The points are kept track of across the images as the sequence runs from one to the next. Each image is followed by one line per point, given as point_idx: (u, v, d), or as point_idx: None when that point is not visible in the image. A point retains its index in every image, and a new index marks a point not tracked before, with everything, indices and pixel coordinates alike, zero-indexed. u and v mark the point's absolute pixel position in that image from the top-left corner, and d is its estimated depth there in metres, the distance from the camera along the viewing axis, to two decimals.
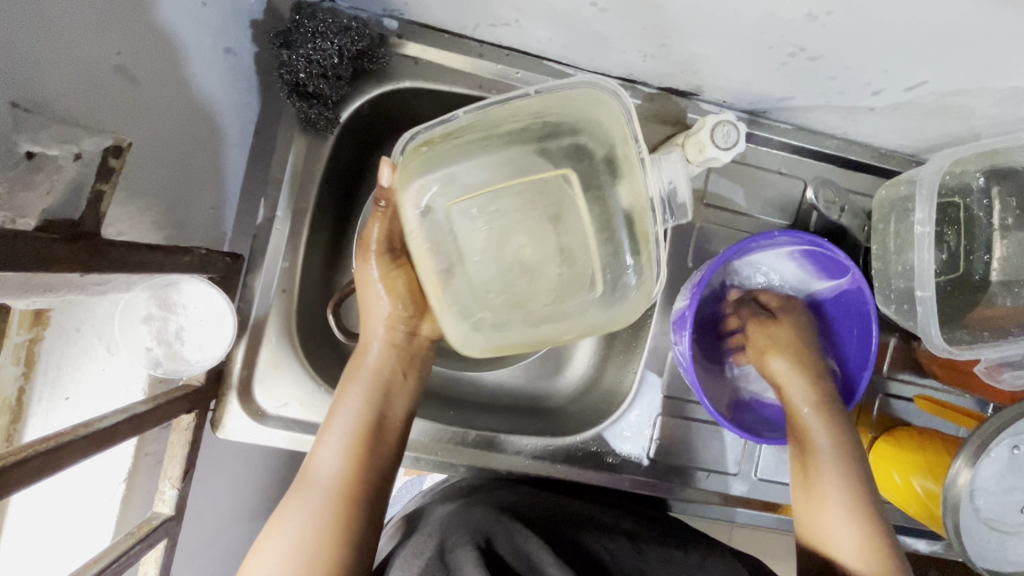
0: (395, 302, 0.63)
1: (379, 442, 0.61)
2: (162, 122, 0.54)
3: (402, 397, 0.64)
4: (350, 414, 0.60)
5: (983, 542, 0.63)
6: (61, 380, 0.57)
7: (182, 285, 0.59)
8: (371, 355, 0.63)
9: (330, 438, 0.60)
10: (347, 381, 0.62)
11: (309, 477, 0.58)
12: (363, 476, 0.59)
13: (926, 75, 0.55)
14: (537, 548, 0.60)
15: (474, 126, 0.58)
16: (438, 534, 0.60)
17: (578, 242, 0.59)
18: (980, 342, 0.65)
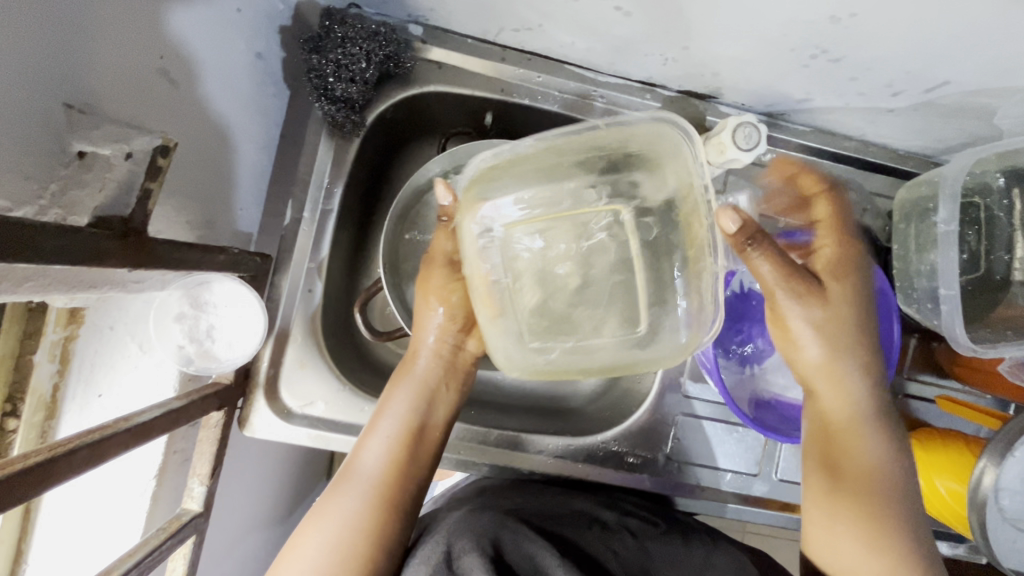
0: (449, 313, 0.64)
1: (419, 449, 0.62)
2: (196, 124, 0.55)
3: (444, 405, 0.64)
4: (394, 420, 0.61)
5: (1011, 542, 0.62)
6: (94, 377, 0.58)
7: (213, 284, 0.61)
8: (420, 364, 0.64)
9: (371, 442, 0.61)
10: (393, 385, 0.64)
11: (346, 479, 0.59)
12: (399, 481, 0.60)
13: (947, 76, 0.56)
14: (545, 553, 0.58)
15: (542, 155, 0.56)
16: (445, 542, 0.57)
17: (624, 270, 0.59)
18: (1004, 341, 0.65)
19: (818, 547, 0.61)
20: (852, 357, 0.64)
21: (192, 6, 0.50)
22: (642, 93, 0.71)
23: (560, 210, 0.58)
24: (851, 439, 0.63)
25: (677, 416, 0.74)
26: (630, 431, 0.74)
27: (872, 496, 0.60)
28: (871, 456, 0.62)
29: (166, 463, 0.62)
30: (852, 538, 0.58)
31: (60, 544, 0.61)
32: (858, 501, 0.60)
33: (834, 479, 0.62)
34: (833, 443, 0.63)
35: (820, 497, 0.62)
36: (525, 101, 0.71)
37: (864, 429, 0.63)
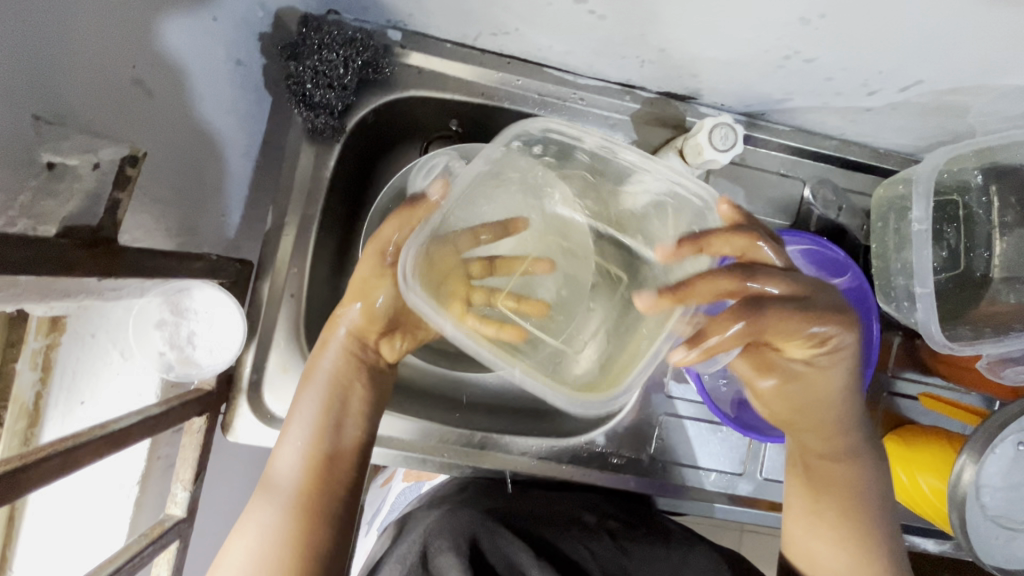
0: (359, 317, 0.62)
1: (337, 458, 0.60)
2: (173, 132, 0.56)
3: (359, 412, 0.62)
4: (307, 429, 0.60)
5: (989, 539, 0.63)
6: (76, 385, 0.60)
7: (193, 291, 0.59)
8: (326, 364, 0.62)
9: (286, 451, 0.59)
10: (303, 386, 0.62)
11: (267, 488, 0.59)
12: (317, 486, 0.58)
13: (921, 75, 0.56)
14: (520, 551, 0.61)
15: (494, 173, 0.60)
16: (423, 539, 0.60)
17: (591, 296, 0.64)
18: (982, 338, 0.64)
19: (799, 555, 0.64)
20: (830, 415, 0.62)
21: (173, 22, 0.51)
22: (621, 95, 0.72)
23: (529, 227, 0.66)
24: (831, 465, 0.63)
25: (661, 415, 0.74)
26: (615, 432, 0.74)
27: (855, 518, 0.61)
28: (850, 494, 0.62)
29: (150, 468, 0.62)
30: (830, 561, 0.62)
31: (47, 550, 0.61)
32: (838, 524, 0.62)
33: (811, 495, 0.63)
34: (810, 466, 0.64)
35: (797, 509, 0.64)
36: (506, 104, 0.71)
37: (856, 468, 0.63)
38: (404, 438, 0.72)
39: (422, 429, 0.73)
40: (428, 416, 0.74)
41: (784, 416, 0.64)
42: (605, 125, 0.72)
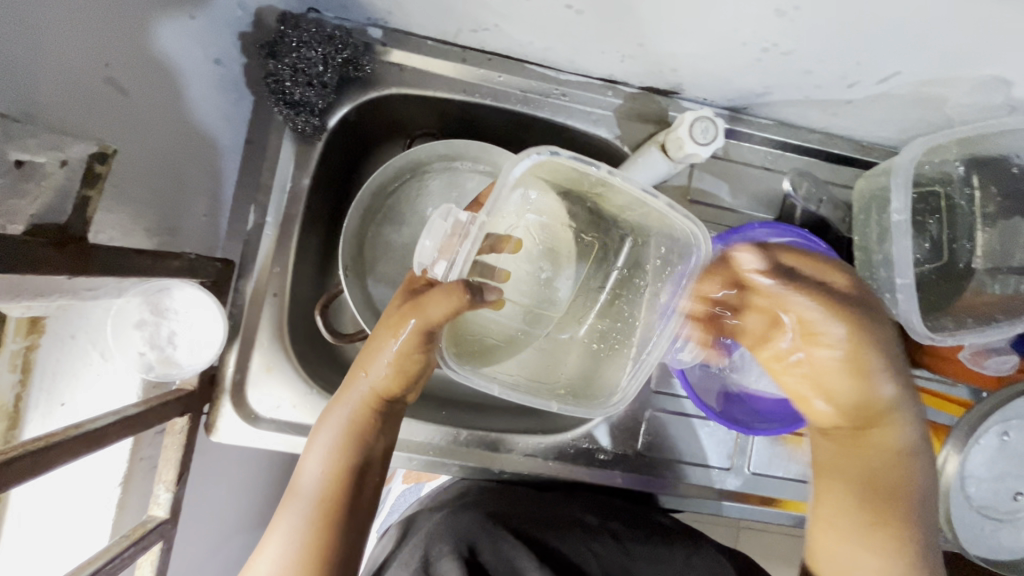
0: (390, 366, 0.60)
1: (356, 497, 0.60)
2: (149, 130, 0.56)
3: (376, 450, 0.62)
4: (320, 475, 0.59)
5: (976, 530, 0.63)
6: (56, 386, 0.59)
7: (174, 290, 0.60)
8: (341, 415, 0.61)
9: (302, 493, 0.59)
10: (323, 423, 0.62)
11: (291, 499, 0.59)
12: (331, 529, 0.58)
13: (898, 67, 0.56)
14: (522, 555, 0.62)
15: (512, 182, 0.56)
16: (425, 546, 0.61)
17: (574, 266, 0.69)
18: (965, 329, 0.65)
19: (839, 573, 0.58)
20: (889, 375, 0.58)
21: (155, 27, 0.53)
22: (604, 90, 0.72)
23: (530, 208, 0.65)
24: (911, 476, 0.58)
25: (649, 411, 0.74)
26: (602, 428, 0.74)
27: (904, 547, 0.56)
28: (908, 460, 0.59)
29: (133, 470, 0.62)
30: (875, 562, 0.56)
31: (28, 554, 0.61)
32: (887, 543, 0.56)
33: (879, 510, 0.57)
34: (895, 485, 0.58)
35: (847, 519, 0.58)
36: (488, 101, 0.71)
37: (909, 463, 0.59)
38: None
39: (405, 428, 0.72)
40: (416, 415, 0.74)
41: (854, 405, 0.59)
42: (588, 120, 0.72)
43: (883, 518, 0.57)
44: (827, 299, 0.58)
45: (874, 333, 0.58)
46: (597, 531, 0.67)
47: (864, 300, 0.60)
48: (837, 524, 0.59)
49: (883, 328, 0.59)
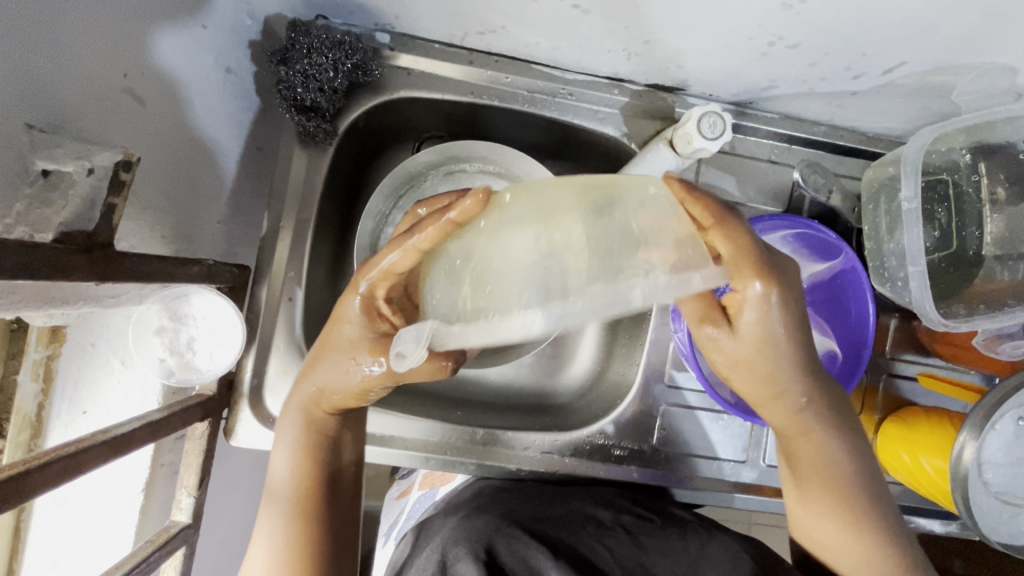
0: (344, 388, 0.57)
1: (334, 500, 0.59)
2: (166, 137, 0.56)
3: (343, 453, 0.61)
4: (289, 474, 0.58)
5: (996, 516, 0.63)
6: (78, 395, 0.61)
7: (192, 296, 0.60)
8: (295, 411, 0.59)
9: (276, 494, 0.58)
10: (281, 423, 0.60)
11: (268, 502, 0.58)
12: (306, 533, 0.56)
13: (904, 57, 0.57)
14: (538, 554, 0.61)
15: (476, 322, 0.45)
16: (442, 548, 0.61)
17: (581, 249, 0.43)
18: (977, 315, 0.65)
19: (812, 542, 0.62)
20: (785, 372, 0.57)
21: (173, 36, 0.54)
22: (610, 88, 0.72)
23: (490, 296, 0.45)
24: (843, 465, 0.59)
25: (663, 406, 0.74)
26: (616, 424, 0.74)
27: (862, 520, 0.58)
28: (832, 435, 0.60)
29: (154, 476, 0.62)
30: (843, 545, 0.59)
31: (56, 558, 0.62)
32: (843, 524, 0.59)
33: (827, 493, 0.59)
34: (840, 477, 0.59)
35: (796, 499, 0.62)
36: (496, 102, 0.72)
37: (835, 449, 0.60)
38: (405, 436, 0.72)
39: (423, 428, 0.73)
40: (431, 415, 0.75)
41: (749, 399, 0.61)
42: (595, 119, 0.73)
43: (845, 509, 0.58)
44: (701, 302, 0.56)
45: (774, 342, 0.55)
46: (610, 526, 0.66)
47: (759, 298, 0.53)
48: (801, 507, 0.62)
49: (759, 327, 0.55)
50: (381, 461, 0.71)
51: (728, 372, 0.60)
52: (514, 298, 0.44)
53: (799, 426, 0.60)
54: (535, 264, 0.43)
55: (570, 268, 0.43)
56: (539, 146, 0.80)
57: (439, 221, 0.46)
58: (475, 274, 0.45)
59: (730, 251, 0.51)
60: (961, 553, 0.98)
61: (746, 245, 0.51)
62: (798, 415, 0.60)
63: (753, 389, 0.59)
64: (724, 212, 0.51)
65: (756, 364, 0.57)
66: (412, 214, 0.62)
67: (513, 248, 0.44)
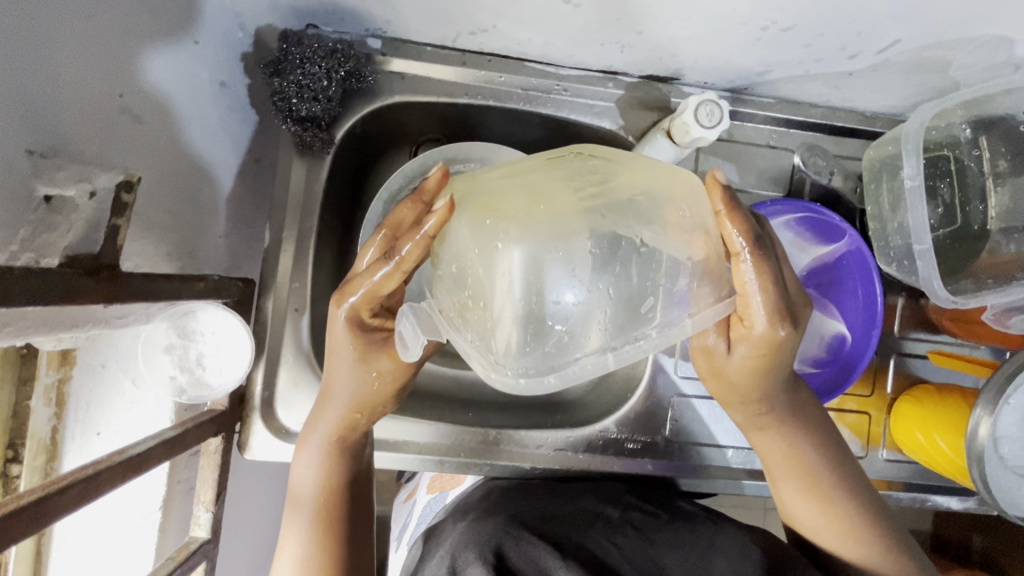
0: (347, 403, 0.58)
1: (354, 506, 0.61)
2: (165, 154, 0.57)
3: (359, 461, 0.62)
4: (314, 486, 0.59)
5: (1014, 490, 0.63)
6: (92, 416, 0.61)
7: (198, 312, 0.60)
8: (323, 433, 0.59)
9: (301, 501, 0.59)
10: (304, 437, 0.61)
11: (293, 508, 0.59)
12: (331, 544, 0.58)
13: (898, 34, 0.57)
14: (546, 554, 0.60)
15: (484, 325, 0.47)
16: (451, 554, 0.60)
17: (581, 223, 0.46)
18: (985, 289, 0.65)
19: (790, 522, 0.64)
20: (745, 381, 0.58)
21: (166, 53, 0.54)
22: (604, 82, 0.72)
23: (494, 284, 0.45)
24: (809, 455, 0.61)
25: (673, 397, 0.75)
26: (627, 417, 0.74)
27: (835, 502, 0.60)
28: (791, 431, 0.61)
29: (171, 492, 0.63)
30: (819, 526, 0.61)
31: None
32: (819, 508, 0.61)
33: (801, 480, 0.61)
34: (807, 465, 0.61)
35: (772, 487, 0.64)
36: (491, 102, 0.72)
37: (800, 443, 0.61)
38: (418, 441, 0.72)
39: (434, 431, 0.73)
40: (443, 418, 0.75)
41: (719, 400, 0.63)
42: (591, 113, 0.73)
43: (815, 493, 0.61)
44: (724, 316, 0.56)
45: (774, 361, 0.55)
46: (619, 522, 0.66)
47: (762, 337, 0.53)
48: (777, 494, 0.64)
49: (758, 352, 0.55)
50: (395, 466, 0.71)
51: (710, 376, 0.61)
52: (504, 278, 0.45)
53: (756, 428, 0.62)
54: (521, 314, 0.46)
55: (558, 299, 0.46)
56: (535, 144, 0.80)
57: (415, 238, 0.48)
58: (473, 260, 0.46)
59: (757, 285, 0.50)
60: (979, 529, 0.98)
61: (763, 287, 0.51)
62: (757, 417, 0.61)
63: (721, 389, 0.61)
64: (757, 246, 0.50)
65: (754, 375, 0.57)
66: (378, 236, 0.53)
67: (515, 221, 0.45)
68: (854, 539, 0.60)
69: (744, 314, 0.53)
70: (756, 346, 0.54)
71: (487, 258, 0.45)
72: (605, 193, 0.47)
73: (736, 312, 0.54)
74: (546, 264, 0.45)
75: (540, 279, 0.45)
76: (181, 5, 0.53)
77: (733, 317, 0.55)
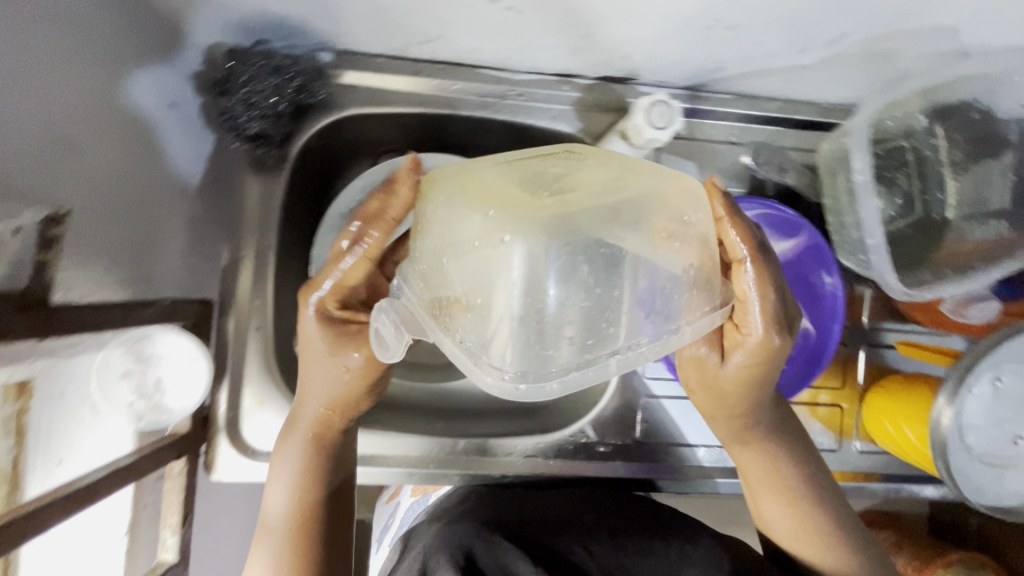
0: (326, 404, 0.58)
1: (332, 516, 0.60)
2: (105, 180, 0.56)
3: (341, 465, 0.62)
4: (285, 506, 0.59)
5: (980, 479, 0.62)
6: (52, 444, 0.57)
7: (154, 336, 0.61)
8: (301, 433, 0.60)
9: (271, 521, 0.59)
10: (281, 445, 0.60)
11: (260, 534, 0.59)
12: (307, 555, 0.57)
13: (843, 27, 0.56)
14: (517, 559, 0.59)
15: (476, 327, 0.45)
16: (422, 555, 0.60)
17: (580, 212, 0.44)
18: (944, 279, 0.65)
19: (766, 526, 0.64)
20: (726, 384, 0.58)
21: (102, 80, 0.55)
22: (560, 85, 0.72)
23: (492, 278, 0.43)
24: (779, 455, 0.62)
25: (642, 399, 0.75)
26: (597, 420, 0.74)
27: (802, 503, 0.61)
28: (765, 431, 0.62)
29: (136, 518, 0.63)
30: (794, 528, 0.61)
31: None
32: (790, 510, 0.61)
33: (775, 482, 0.61)
34: (781, 466, 0.61)
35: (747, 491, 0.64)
36: (448, 110, 0.71)
37: (769, 444, 0.62)
38: (388, 454, 0.72)
39: (405, 444, 0.73)
40: (412, 429, 0.74)
41: (704, 409, 0.63)
42: (548, 117, 0.72)
43: (785, 494, 0.61)
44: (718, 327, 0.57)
45: (759, 361, 0.55)
46: (595, 530, 0.65)
47: (759, 344, 0.54)
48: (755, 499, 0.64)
49: (751, 356, 0.55)
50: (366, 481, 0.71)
51: (700, 385, 0.61)
52: (499, 272, 0.43)
53: (738, 432, 0.62)
54: (516, 316, 0.44)
55: (551, 297, 0.44)
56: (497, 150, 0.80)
57: (380, 223, 0.50)
58: (468, 252, 0.44)
59: (756, 291, 0.52)
60: None
61: (763, 293, 0.52)
62: (743, 430, 0.61)
63: (705, 395, 0.61)
64: (756, 251, 0.51)
65: (741, 380, 0.57)
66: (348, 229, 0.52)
67: (514, 207, 0.43)
68: (820, 540, 0.60)
69: (742, 322, 0.54)
70: (752, 354, 0.55)
71: (484, 248, 0.43)
72: (598, 183, 0.46)
73: (733, 319, 0.55)
74: (544, 254, 0.43)
75: (536, 271, 0.43)
76: (104, 32, 0.53)
77: (728, 325, 0.56)
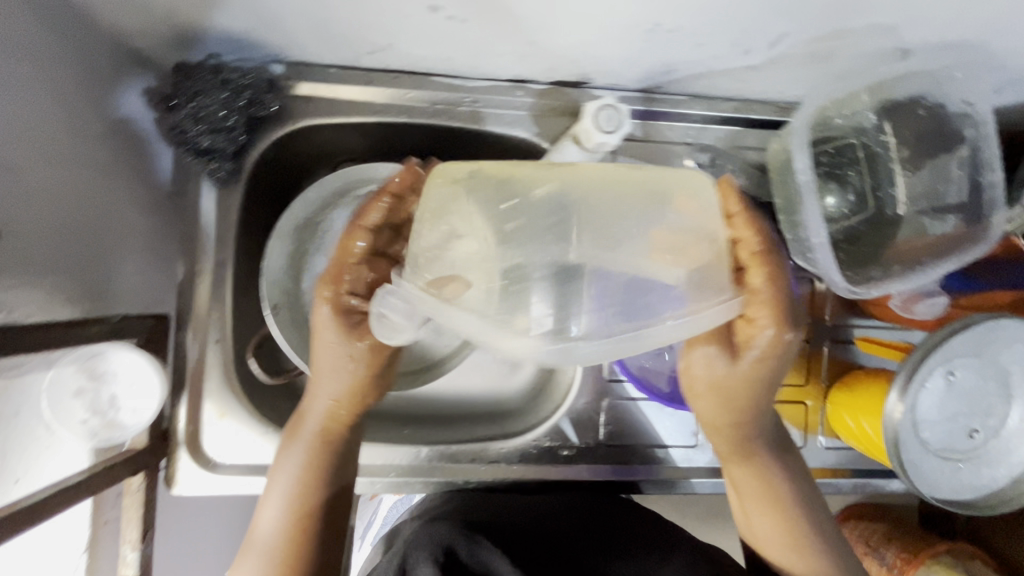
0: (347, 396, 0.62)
1: (330, 519, 0.62)
2: (55, 200, 0.55)
3: (346, 468, 0.63)
4: (275, 525, 0.60)
5: (931, 472, 0.63)
6: (8, 463, 0.53)
7: (107, 354, 0.61)
8: (310, 430, 0.62)
9: (260, 537, 0.59)
10: (288, 444, 0.62)
11: (247, 550, 0.60)
12: (302, 556, 0.59)
13: (783, 28, 0.56)
14: (496, 557, 0.61)
15: (483, 303, 0.49)
16: (403, 552, 0.61)
17: (570, 196, 0.51)
18: (891, 276, 0.65)
19: (750, 537, 0.65)
20: (734, 385, 0.59)
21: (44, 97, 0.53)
22: (513, 90, 0.72)
23: (499, 257, 0.49)
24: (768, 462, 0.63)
25: (604, 402, 0.75)
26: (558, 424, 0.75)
27: (786, 513, 0.62)
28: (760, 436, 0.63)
29: (97, 534, 0.64)
30: (777, 539, 0.62)
31: None
32: (773, 520, 0.62)
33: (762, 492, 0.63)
34: (769, 473, 0.63)
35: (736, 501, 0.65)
36: (403, 118, 0.71)
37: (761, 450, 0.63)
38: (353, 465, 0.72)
39: (371, 454, 0.73)
40: (375, 436, 0.74)
41: (705, 414, 0.63)
42: (503, 123, 0.73)
43: (771, 503, 0.62)
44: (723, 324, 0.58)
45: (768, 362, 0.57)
46: (579, 538, 0.66)
47: (771, 340, 0.55)
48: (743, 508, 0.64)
49: (765, 350, 0.56)
50: None
51: (707, 386, 0.61)
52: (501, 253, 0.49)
53: (738, 436, 0.62)
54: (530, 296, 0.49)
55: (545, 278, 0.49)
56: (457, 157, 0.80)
57: (382, 198, 0.58)
58: (470, 236, 0.49)
59: (769, 283, 0.55)
60: None
61: (774, 287, 0.55)
62: (741, 437, 0.62)
63: (708, 395, 0.61)
64: (769, 249, 0.55)
65: (748, 378, 0.58)
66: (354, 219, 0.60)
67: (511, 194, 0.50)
68: (795, 551, 0.61)
69: (753, 316, 0.55)
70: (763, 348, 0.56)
71: (484, 231, 0.50)
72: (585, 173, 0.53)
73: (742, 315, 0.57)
74: (537, 234, 0.50)
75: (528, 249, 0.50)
76: (41, 48, 0.51)
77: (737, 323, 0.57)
